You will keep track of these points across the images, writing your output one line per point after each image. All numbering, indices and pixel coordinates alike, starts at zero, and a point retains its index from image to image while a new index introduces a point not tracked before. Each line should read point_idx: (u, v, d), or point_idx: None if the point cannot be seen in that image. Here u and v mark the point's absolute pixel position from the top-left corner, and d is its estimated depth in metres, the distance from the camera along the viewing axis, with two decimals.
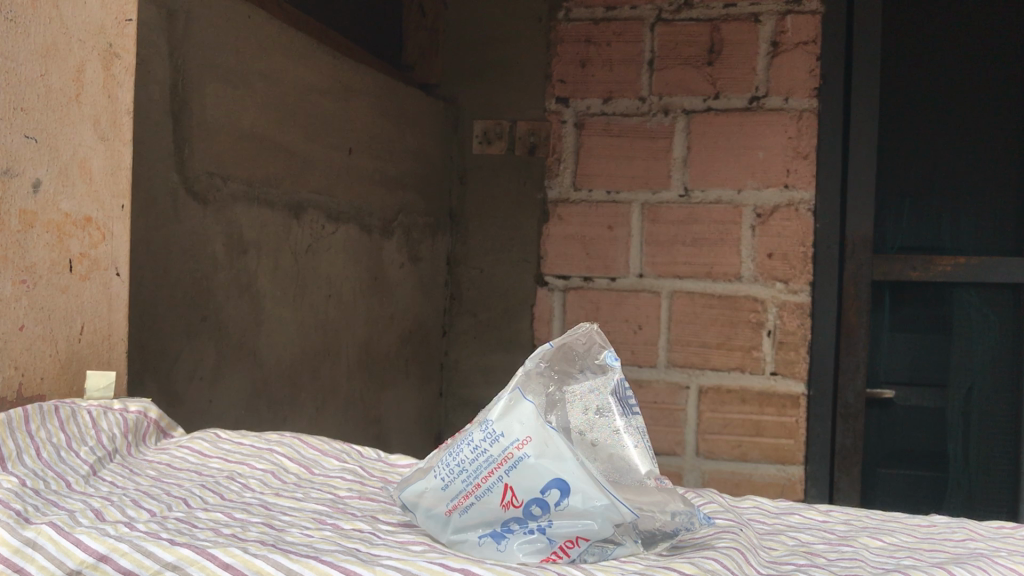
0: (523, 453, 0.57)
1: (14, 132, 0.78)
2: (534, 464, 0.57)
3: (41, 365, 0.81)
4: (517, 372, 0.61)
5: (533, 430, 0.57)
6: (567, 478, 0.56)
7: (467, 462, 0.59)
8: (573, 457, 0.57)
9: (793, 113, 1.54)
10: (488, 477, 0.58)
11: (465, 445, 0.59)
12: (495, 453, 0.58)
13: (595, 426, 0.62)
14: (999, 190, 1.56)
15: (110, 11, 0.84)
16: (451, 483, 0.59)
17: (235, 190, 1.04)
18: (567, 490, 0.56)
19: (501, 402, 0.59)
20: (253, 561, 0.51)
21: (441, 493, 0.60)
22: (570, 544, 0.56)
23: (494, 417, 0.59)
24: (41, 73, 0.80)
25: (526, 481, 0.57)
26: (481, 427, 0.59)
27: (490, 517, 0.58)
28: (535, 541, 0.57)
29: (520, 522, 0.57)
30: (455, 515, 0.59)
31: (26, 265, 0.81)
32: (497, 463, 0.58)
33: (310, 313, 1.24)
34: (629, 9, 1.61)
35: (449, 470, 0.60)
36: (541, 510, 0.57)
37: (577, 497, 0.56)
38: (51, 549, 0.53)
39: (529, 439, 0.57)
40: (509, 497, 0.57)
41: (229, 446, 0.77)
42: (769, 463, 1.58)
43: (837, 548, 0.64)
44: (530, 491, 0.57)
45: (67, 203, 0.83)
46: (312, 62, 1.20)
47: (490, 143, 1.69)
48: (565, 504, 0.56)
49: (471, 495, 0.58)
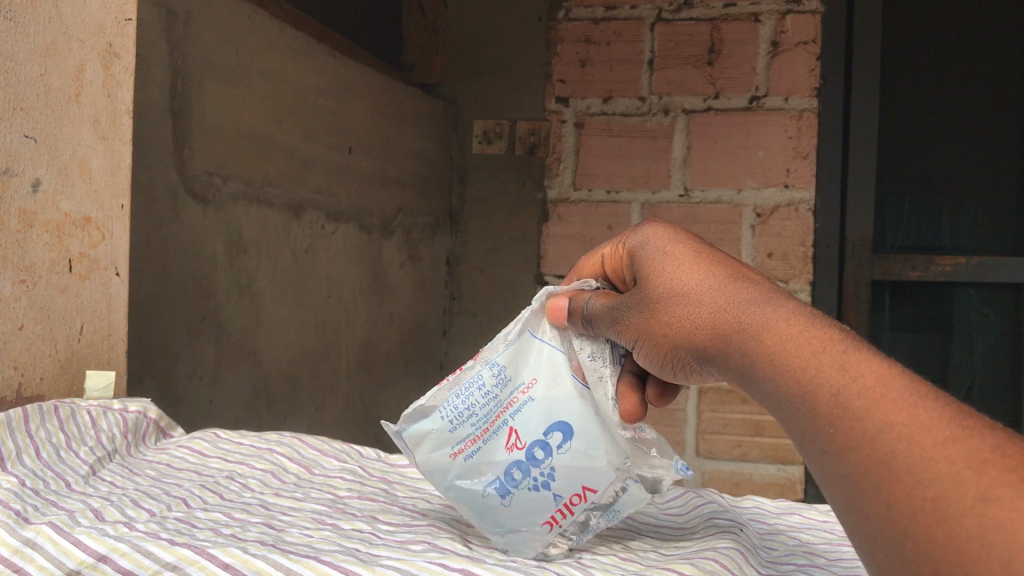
0: (530, 396, 0.62)
1: (14, 131, 0.76)
2: (540, 408, 0.62)
3: (41, 364, 0.80)
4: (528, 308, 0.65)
5: (539, 375, 0.63)
6: (571, 423, 0.61)
7: (477, 405, 0.62)
8: (574, 404, 0.61)
9: (793, 113, 1.54)
10: (496, 420, 0.62)
11: (474, 388, 0.63)
12: (504, 397, 0.62)
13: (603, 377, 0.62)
14: (998, 189, 1.57)
15: (110, 11, 0.84)
16: (459, 426, 0.62)
17: (235, 190, 1.04)
18: (570, 434, 0.61)
19: (510, 348, 0.64)
20: (253, 561, 0.51)
21: (448, 436, 0.62)
22: (576, 500, 0.60)
23: (503, 362, 0.63)
24: (41, 72, 0.79)
25: (533, 424, 0.61)
26: (489, 368, 0.63)
27: (495, 460, 0.61)
28: (540, 492, 0.60)
29: (524, 470, 0.60)
30: (460, 458, 0.62)
31: (26, 265, 0.79)
32: (505, 407, 0.62)
33: (310, 312, 1.24)
34: (629, 9, 1.59)
35: (456, 413, 0.62)
36: (544, 454, 0.60)
37: (580, 443, 0.61)
38: (50, 548, 0.52)
39: (535, 383, 0.62)
40: (514, 439, 0.61)
41: (229, 446, 0.77)
42: (769, 463, 1.58)
43: (837, 548, 0.65)
44: (535, 434, 0.61)
45: (67, 203, 0.82)
46: (311, 60, 1.20)
47: (489, 142, 1.70)
48: (567, 447, 0.61)
49: (478, 440, 0.62)
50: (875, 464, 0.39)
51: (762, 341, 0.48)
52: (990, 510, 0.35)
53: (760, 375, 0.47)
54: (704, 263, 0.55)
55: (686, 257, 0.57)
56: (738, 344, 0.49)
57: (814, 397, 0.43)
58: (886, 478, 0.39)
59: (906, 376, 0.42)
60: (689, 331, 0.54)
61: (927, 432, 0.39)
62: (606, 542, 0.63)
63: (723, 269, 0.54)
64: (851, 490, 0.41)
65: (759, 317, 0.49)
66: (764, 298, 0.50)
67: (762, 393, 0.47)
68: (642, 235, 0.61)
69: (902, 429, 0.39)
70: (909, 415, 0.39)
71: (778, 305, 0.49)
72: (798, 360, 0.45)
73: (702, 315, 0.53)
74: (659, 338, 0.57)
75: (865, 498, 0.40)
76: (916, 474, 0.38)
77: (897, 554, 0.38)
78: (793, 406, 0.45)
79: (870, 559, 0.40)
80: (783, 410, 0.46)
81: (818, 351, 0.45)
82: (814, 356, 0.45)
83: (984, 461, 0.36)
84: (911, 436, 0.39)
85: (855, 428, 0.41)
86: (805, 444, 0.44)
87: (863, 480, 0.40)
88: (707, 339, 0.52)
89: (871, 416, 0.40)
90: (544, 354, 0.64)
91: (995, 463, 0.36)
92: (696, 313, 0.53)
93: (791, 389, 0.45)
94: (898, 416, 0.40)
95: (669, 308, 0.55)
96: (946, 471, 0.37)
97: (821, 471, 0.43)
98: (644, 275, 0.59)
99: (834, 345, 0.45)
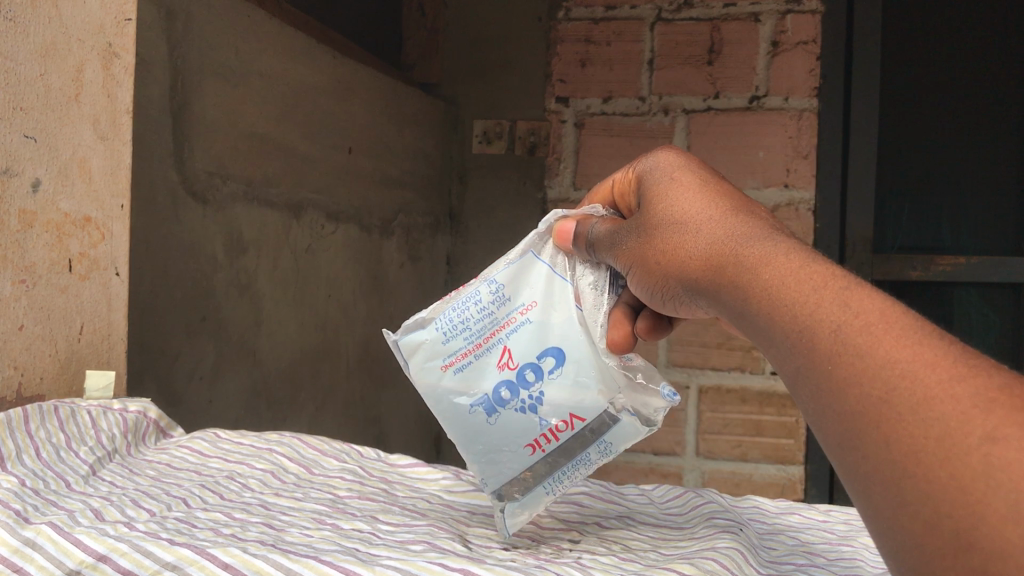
0: (527, 318, 0.64)
1: (14, 131, 0.75)
2: (535, 330, 0.63)
3: (41, 364, 0.79)
4: (536, 228, 0.66)
5: (538, 298, 0.64)
6: (564, 348, 0.63)
7: (472, 320, 0.63)
8: (568, 328, 0.63)
9: (793, 112, 1.54)
10: (491, 337, 0.63)
11: (471, 303, 0.64)
12: (500, 316, 0.64)
13: (599, 305, 0.64)
14: (998, 189, 1.57)
15: (110, 11, 0.83)
16: (452, 339, 0.63)
17: (235, 190, 1.04)
18: (562, 359, 0.62)
19: (513, 267, 0.65)
20: (253, 561, 0.51)
21: (440, 347, 0.63)
22: (563, 427, 0.62)
23: (503, 282, 0.65)
24: (41, 72, 0.78)
25: (527, 345, 0.63)
26: (488, 285, 0.65)
27: (483, 376, 0.62)
28: (527, 413, 0.61)
29: (513, 389, 0.62)
30: (450, 371, 0.62)
31: (25, 265, 0.78)
32: (501, 325, 0.63)
33: (310, 312, 1.24)
34: (629, 9, 1.59)
35: (451, 325, 0.63)
36: (535, 377, 0.62)
37: (572, 370, 0.62)
38: (50, 548, 0.52)
39: (533, 306, 0.64)
40: (506, 358, 0.63)
41: (229, 446, 0.77)
42: (769, 464, 1.58)
43: (837, 547, 0.65)
44: (527, 356, 0.63)
45: (67, 203, 0.81)
46: (311, 59, 1.20)
47: (489, 142, 1.71)
48: (557, 371, 0.62)
49: (470, 354, 0.63)
50: (877, 402, 0.38)
51: (760, 275, 0.47)
52: (997, 450, 0.34)
53: (754, 307, 0.47)
54: (707, 202, 0.55)
55: (696, 191, 0.56)
56: (734, 276, 0.49)
57: (812, 332, 0.42)
58: (887, 414, 0.38)
59: (909, 315, 0.41)
60: (687, 269, 0.53)
61: (930, 368, 0.37)
62: (606, 543, 0.63)
63: (727, 210, 0.54)
64: (848, 434, 0.39)
65: (758, 254, 0.48)
66: (764, 238, 0.50)
67: (752, 322, 0.47)
68: (659, 165, 0.60)
69: (906, 366, 0.38)
70: (912, 354, 0.38)
71: (781, 245, 0.49)
72: (796, 292, 0.45)
73: (702, 254, 0.52)
74: (657, 272, 0.56)
75: (861, 435, 0.38)
76: (920, 412, 0.36)
77: (895, 497, 0.37)
78: (787, 341, 0.44)
79: (864, 501, 0.38)
80: (777, 345, 0.45)
81: (820, 287, 0.44)
82: (815, 291, 0.44)
83: (990, 400, 0.35)
84: (915, 373, 0.38)
85: (856, 365, 0.40)
86: (795, 377, 0.43)
87: (863, 419, 0.38)
88: (704, 277, 0.52)
89: (873, 352, 0.39)
90: (542, 277, 0.65)
91: (1003, 403, 0.35)
92: (695, 251, 0.53)
93: (788, 320, 0.44)
94: (900, 354, 0.39)
95: (672, 242, 0.55)
96: (951, 410, 0.36)
97: (814, 407, 0.42)
98: (651, 205, 0.58)
99: (835, 281, 0.44)
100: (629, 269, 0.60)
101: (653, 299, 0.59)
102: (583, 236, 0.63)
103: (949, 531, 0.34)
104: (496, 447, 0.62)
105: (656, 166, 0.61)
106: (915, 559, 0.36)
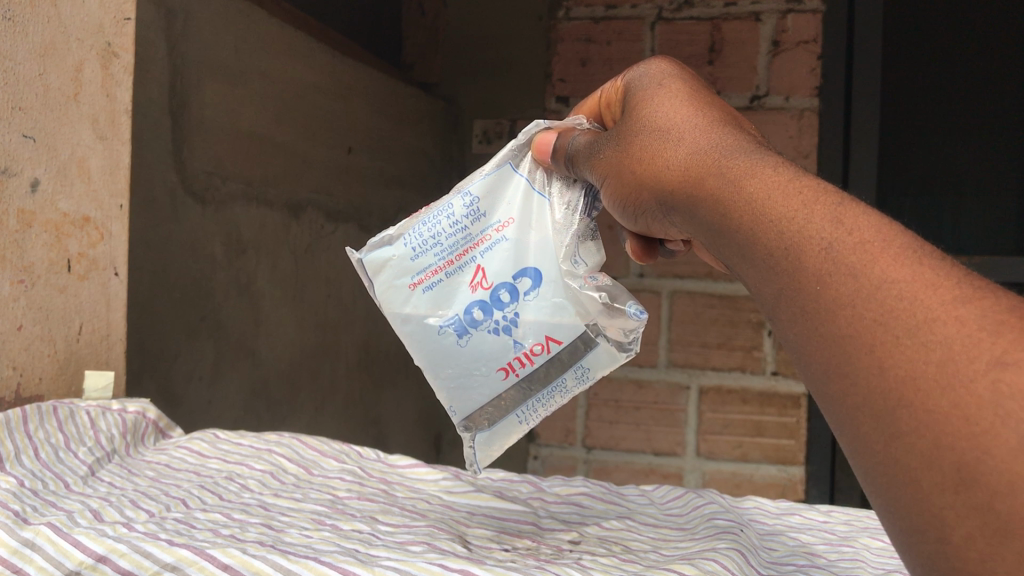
0: (501, 236, 0.66)
1: (12, 131, 0.78)
2: (509, 248, 0.66)
3: (40, 365, 0.80)
4: (516, 138, 0.67)
5: (513, 216, 0.67)
6: (539, 267, 0.66)
7: (445, 236, 0.66)
8: (541, 248, 0.66)
9: (793, 112, 1.54)
10: (464, 255, 0.66)
11: (444, 217, 0.66)
12: (473, 233, 0.66)
13: (568, 225, 0.66)
14: (999, 188, 1.56)
15: (109, 11, 0.82)
16: (422, 255, 0.66)
17: (234, 190, 1.04)
18: (538, 280, 0.66)
19: (488, 180, 0.67)
20: (253, 562, 0.51)
21: (409, 264, 0.65)
22: (536, 351, 0.65)
23: (477, 197, 0.67)
24: (39, 71, 0.80)
25: (500, 265, 0.66)
26: (461, 199, 0.66)
27: (455, 296, 0.65)
28: (500, 335, 0.65)
29: (486, 309, 0.65)
30: (419, 289, 0.65)
31: (24, 265, 0.80)
32: (475, 243, 0.66)
33: (309, 311, 1.24)
34: (629, 8, 1.59)
35: (421, 242, 0.66)
36: (509, 298, 0.65)
37: (547, 291, 0.65)
38: (50, 549, 0.51)
39: (509, 224, 0.67)
40: (480, 278, 0.66)
41: (229, 446, 0.77)
42: (769, 464, 1.57)
43: (837, 548, 0.65)
44: (501, 276, 0.66)
45: (65, 203, 0.82)
46: (311, 58, 1.20)
47: (489, 142, 1.71)
48: (529, 293, 0.65)
49: (441, 272, 0.66)
50: (871, 324, 0.37)
51: (743, 188, 0.46)
52: (1008, 376, 0.33)
53: (736, 221, 0.46)
54: (696, 121, 0.54)
55: (684, 106, 0.55)
56: (706, 184, 0.49)
57: (800, 251, 0.41)
58: (881, 338, 0.37)
59: (905, 234, 0.40)
60: (670, 188, 0.52)
61: (931, 289, 0.36)
62: (606, 543, 0.63)
63: (715, 128, 0.53)
64: (836, 357, 0.38)
65: (744, 167, 0.47)
66: (751, 152, 0.49)
67: (720, 226, 0.47)
68: (651, 83, 0.59)
69: (904, 287, 0.37)
70: (912, 273, 0.37)
71: (767, 160, 0.48)
72: (778, 202, 0.44)
73: (686, 171, 0.51)
74: (642, 192, 0.56)
75: (852, 363, 0.37)
76: (920, 336, 0.36)
77: (887, 429, 0.36)
78: (772, 260, 0.43)
79: (850, 432, 0.38)
80: (760, 264, 0.44)
81: (811, 202, 0.43)
82: (806, 207, 0.42)
83: (999, 322, 0.35)
84: (914, 295, 0.37)
85: (846, 287, 0.38)
86: (778, 300, 0.42)
87: (853, 344, 0.38)
88: (686, 193, 0.51)
89: (868, 272, 0.38)
90: (517, 193, 0.68)
91: (1012, 325, 0.34)
92: (679, 169, 0.52)
93: (772, 239, 0.43)
94: (898, 273, 0.37)
95: (657, 159, 0.54)
96: (956, 333, 0.35)
97: (799, 329, 0.41)
98: (635, 115, 0.58)
99: (826, 196, 0.43)
100: (605, 182, 0.60)
101: (631, 213, 0.60)
102: (561, 148, 0.64)
103: (948, 466, 0.34)
104: (467, 370, 0.65)
105: (649, 76, 0.60)
106: (908, 496, 0.35)
